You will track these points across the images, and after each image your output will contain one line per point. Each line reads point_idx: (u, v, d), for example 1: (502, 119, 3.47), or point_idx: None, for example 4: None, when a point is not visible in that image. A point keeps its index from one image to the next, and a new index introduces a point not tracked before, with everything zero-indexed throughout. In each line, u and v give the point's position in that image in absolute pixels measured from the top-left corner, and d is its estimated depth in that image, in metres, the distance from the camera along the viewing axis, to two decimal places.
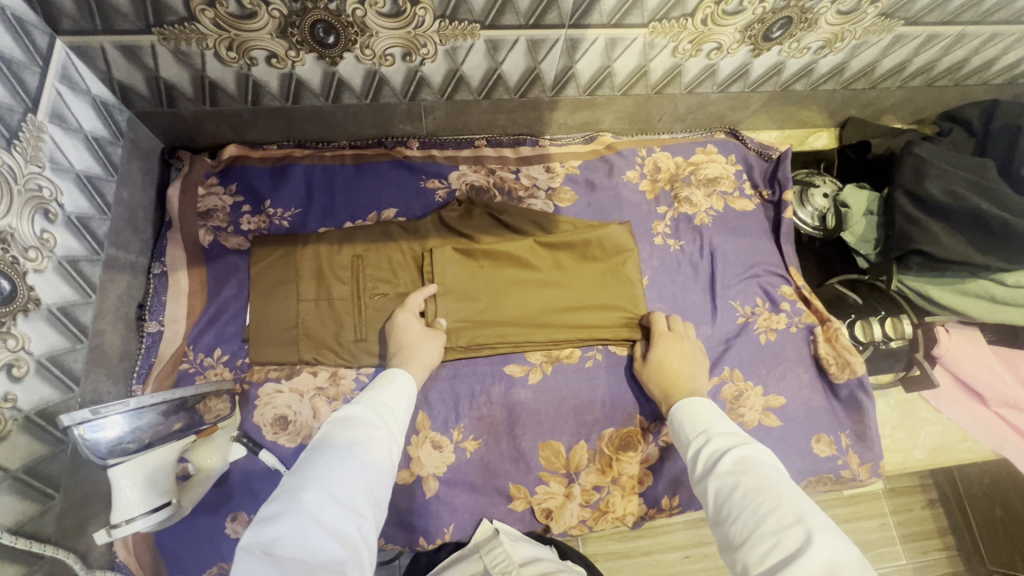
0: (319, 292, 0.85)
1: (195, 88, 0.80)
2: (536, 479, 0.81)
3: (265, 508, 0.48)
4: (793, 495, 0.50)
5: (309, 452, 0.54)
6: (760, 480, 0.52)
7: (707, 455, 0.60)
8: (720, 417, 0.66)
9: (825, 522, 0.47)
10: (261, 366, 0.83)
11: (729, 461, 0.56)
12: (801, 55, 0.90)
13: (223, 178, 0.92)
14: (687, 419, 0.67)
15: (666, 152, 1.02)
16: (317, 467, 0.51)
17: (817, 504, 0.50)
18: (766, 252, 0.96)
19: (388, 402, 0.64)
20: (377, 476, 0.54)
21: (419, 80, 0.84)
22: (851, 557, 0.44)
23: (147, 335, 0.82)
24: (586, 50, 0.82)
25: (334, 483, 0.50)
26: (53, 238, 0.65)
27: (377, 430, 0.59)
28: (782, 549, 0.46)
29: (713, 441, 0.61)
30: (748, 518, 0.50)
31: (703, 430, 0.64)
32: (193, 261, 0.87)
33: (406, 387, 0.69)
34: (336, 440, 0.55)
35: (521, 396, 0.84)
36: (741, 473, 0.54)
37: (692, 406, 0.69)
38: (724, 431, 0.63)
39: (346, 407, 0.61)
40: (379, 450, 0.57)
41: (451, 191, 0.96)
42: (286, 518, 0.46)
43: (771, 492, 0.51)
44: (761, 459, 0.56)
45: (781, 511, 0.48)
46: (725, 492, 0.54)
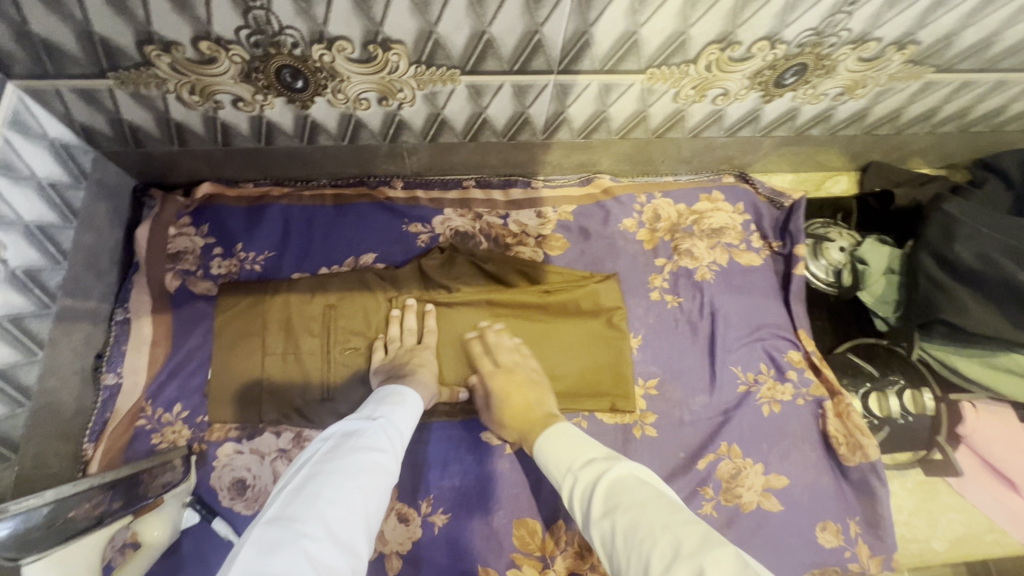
0: (286, 346, 0.80)
1: (161, 129, 0.76)
2: (507, 561, 0.74)
3: (261, 533, 0.46)
4: (668, 518, 0.49)
5: (311, 472, 0.53)
6: (632, 519, 0.50)
7: (582, 498, 0.57)
8: (585, 443, 0.63)
9: (698, 543, 0.46)
10: (222, 425, 0.78)
11: (613, 500, 0.53)
12: (817, 101, 0.82)
13: (196, 218, 0.88)
14: (552, 454, 0.64)
15: (667, 198, 0.94)
16: (319, 497, 0.50)
17: (686, 521, 0.48)
18: (773, 313, 0.88)
19: (392, 423, 0.64)
20: (372, 508, 0.54)
21: (399, 123, 0.79)
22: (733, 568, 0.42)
23: (105, 387, 0.78)
24: (579, 95, 0.76)
25: (335, 517, 0.49)
26: None
27: (379, 453, 0.58)
28: None
29: (580, 477, 0.58)
30: (635, 566, 0.47)
31: (568, 467, 0.61)
32: (159, 307, 0.83)
33: (413, 407, 0.68)
34: (340, 465, 0.54)
35: (497, 467, 0.79)
36: (615, 511, 0.52)
37: (555, 436, 0.66)
38: (586, 460, 0.60)
39: (348, 426, 0.60)
40: (379, 479, 0.56)
41: (434, 236, 0.91)
42: (283, 549, 0.44)
43: (646, 529, 0.49)
44: (626, 487, 0.54)
45: (660, 547, 0.46)
46: (610, 541, 0.51)
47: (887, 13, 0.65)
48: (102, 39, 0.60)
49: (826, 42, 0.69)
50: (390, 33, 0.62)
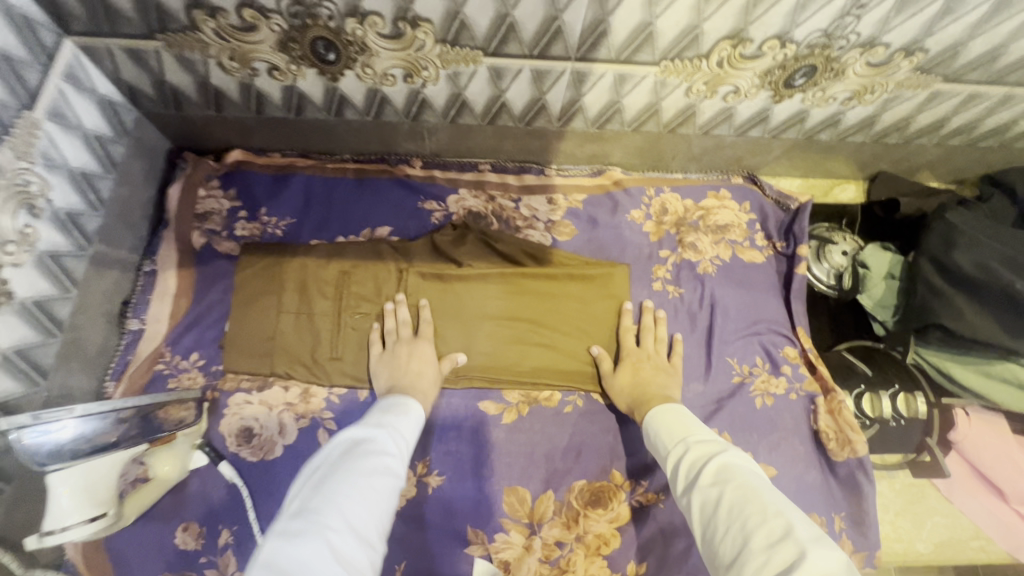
0: (300, 306, 0.84)
1: (199, 93, 0.81)
2: (496, 526, 0.76)
3: (284, 526, 0.49)
4: (776, 505, 0.52)
5: (326, 472, 0.56)
6: (748, 493, 0.53)
7: (691, 467, 0.62)
8: (697, 425, 0.68)
9: (812, 534, 0.48)
10: (234, 375, 0.82)
11: (721, 477, 0.57)
12: (826, 104, 0.84)
13: (224, 182, 0.93)
14: (666, 429, 0.69)
15: (675, 193, 0.97)
16: (338, 492, 0.53)
17: (802, 514, 0.50)
18: (772, 309, 0.90)
19: (400, 429, 0.67)
20: (388, 503, 0.57)
21: (421, 102, 0.83)
22: (840, 564, 0.44)
23: (128, 332, 0.83)
24: (595, 83, 0.79)
25: (353, 510, 0.52)
26: (35, 233, 0.66)
27: (389, 457, 0.61)
28: (773, 563, 0.46)
29: (693, 449, 0.64)
30: (736, 532, 0.51)
31: (684, 439, 0.66)
32: (183, 263, 0.88)
33: (417, 416, 0.72)
34: (354, 465, 0.57)
35: (492, 436, 0.81)
36: (725, 484, 0.56)
37: (667, 415, 0.71)
38: (702, 439, 0.65)
39: (358, 432, 0.64)
40: (391, 478, 0.59)
41: (448, 214, 0.95)
42: (306, 541, 0.47)
43: (759, 504, 0.52)
44: (743, 471, 0.57)
45: (769, 527, 0.49)
46: (709, 506, 0.56)
47: (895, 18, 0.68)
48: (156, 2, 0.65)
49: (835, 44, 0.72)
50: (420, 12, 0.66)
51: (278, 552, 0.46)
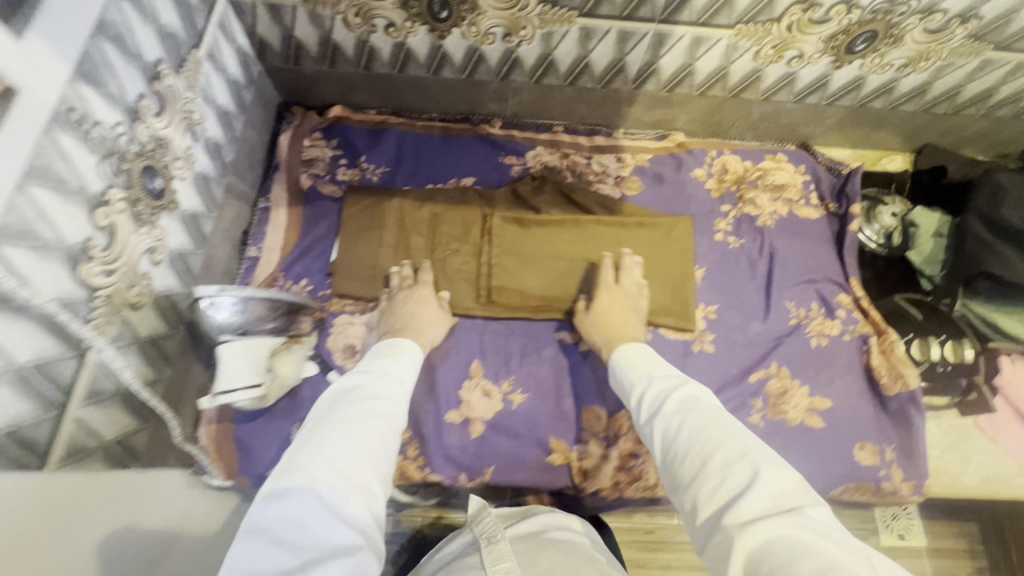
0: (398, 241, 0.93)
1: (320, 48, 0.92)
2: (575, 438, 0.84)
3: (272, 486, 0.48)
4: (739, 433, 0.53)
5: (312, 425, 0.55)
6: (718, 420, 0.55)
7: (657, 402, 0.63)
8: (656, 360, 0.71)
9: (768, 454, 0.51)
10: (340, 299, 0.92)
11: (695, 408, 0.58)
12: (882, 71, 0.92)
13: (326, 134, 1.03)
14: (631, 364, 0.71)
15: (735, 155, 1.05)
16: (327, 439, 0.52)
17: (758, 437, 0.53)
18: (826, 261, 0.97)
19: (390, 373, 0.66)
20: (384, 446, 0.55)
21: (513, 61, 0.93)
22: (793, 484, 0.47)
23: (247, 258, 0.93)
24: (672, 46, 0.88)
25: (344, 457, 0.51)
26: (194, 154, 0.77)
27: (380, 402, 0.60)
28: (728, 485, 0.49)
29: (653, 385, 0.66)
30: (694, 454, 0.53)
31: (650, 375, 0.68)
32: (293, 201, 0.98)
33: (410, 358, 0.72)
34: (341, 413, 0.56)
35: (569, 361, 0.90)
36: (686, 413, 0.58)
37: (631, 351, 0.75)
38: (666, 373, 0.67)
39: (348, 381, 0.63)
40: (384, 421, 0.58)
41: (526, 168, 1.04)
42: (295, 495, 0.47)
43: (722, 429, 0.54)
44: (706, 402, 0.59)
45: (728, 449, 0.51)
46: (672, 431, 0.57)
47: None
48: None
49: (896, 11, 0.80)
50: None
51: (264, 513, 0.45)
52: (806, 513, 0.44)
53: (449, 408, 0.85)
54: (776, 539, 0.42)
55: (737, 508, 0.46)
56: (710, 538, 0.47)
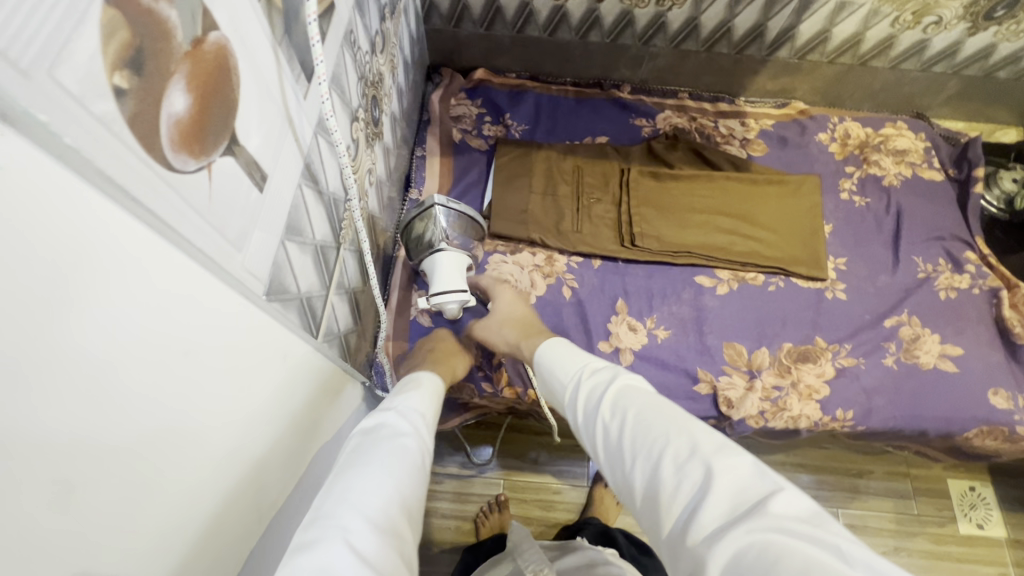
0: (546, 188, 1.01)
1: (484, 10, 1.01)
2: (719, 370, 0.90)
3: (299, 537, 0.43)
4: (679, 422, 0.51)
5: (334, 474, 0.51)
6: (651, 419, 0.52)
7: (592, 410, 0.59)
8: (584, 354, 0.68)
9: (717, 443, 0.47)
10: (492, 239, 0.99)
11: (626, 410, 0.54)
12: (1015, 38, 0.97)
13: (471, 94, 1.12)
14: (559, 362, 0.68)
15: (856, 122, 1.10)
16: (355, 484, 0.48)
17: (696, 420, 0.50)
18: (952, 220, 1.01)
19: (412, 407, 0.62)
20: (410, 493, 0.51)
21: (660, 25, 1.00)
22: (744, 471, 0.45)
23: (409, 200, 1.02)
24: (815, 11, 0.95)
25: (370, 504, 0.47)
26: (392, 95, 0.86)
27: (402, 438, 0.56)
28: (682, 488, 0.45)
29: (585, 386, 0.62)
30: (647, 460, 0.50)
31: (580, 377, 0.64)
32: (444, 152, 1.07)
33: (431, 389, 0.68)
34: (367, 454, 0.52)
35: (708, 302, 0.95)
36: (623, 412, 0.55)
37: (558, 347, 0.71)
38: (595, 369, 0.63)
39: (368, 422, 0.58)
40: (412, 466, 0.54)
41: (656, 129, 1.11)
42: (322, 548, 0.42)
43: (663, 424, 0.51)
44: (640, 398, 0.55)
45: (674, 445, 0.48)
46: (616, 440, 0.54)
47: None
48: None
49: None
50: None
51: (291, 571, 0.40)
52: (771, 510, 0.40)
53: (599, 339, 0.92)
54: (749, 551, 0.38)
55: (698, 523, 0.42)
56: (679, 556, 0.43)
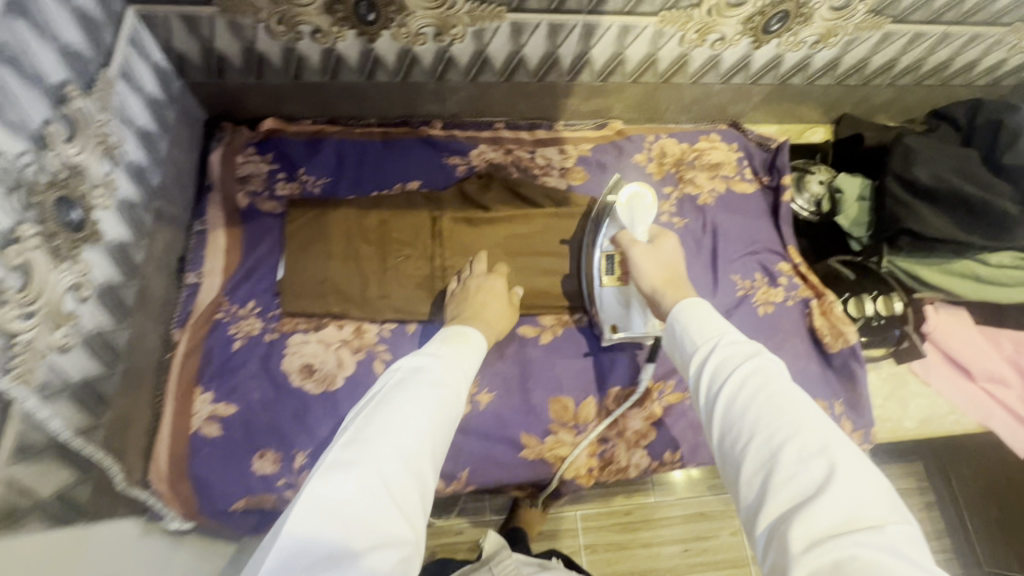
0: (346, 252, 0.91)
1: (243, 60, 0.88)
2: (545, 430, 0.86)
3: (337, 455, 0.50)
4: (818, 422, 0.51)
5: (378, 403, 0.57)
6: (785, 408, 0.52)
7: (730, 375, 0.57)
8: (722, 321, 0.64)
9: (848, 454, 0.49)
10: (291, 318, 0.88)
11: (755, 388, 0.55)
12: (798, 48, 0.97)
13: (260, 148, 0.99)
14: (695, 324, 0.64)
15: (672, 139, 1.08)
16: (390, 423, 0.54)
17: (835, 428, 0.51)
18: (765, 232, 1.02)
19: (455, 359, 0.67)
20: (439, 438, 0.57)
21: (447, 60, 0.92)
22: (871, 490, 0.46)
23: (186, 286, 0.88)
24: (601, 36, 0.90)
25: (405, 446, 0.53)
26: (115, 180, 0.71)
27: (441, 390, 0.61)
28: (804, 480, 0.47)
29: (720, 350, 0.59)
30: (766, 445, 0.51)
31: (715, 342, 0.61)
32: (231, 221, 0.94)
33: (473, 346, 0.72)
34: (406, 396, 0.58)
35: (532, 355, 0.90)
36: (755, 393, 0.54)
37: (694, 307, 0.67)
38: (736, 339, 0.60)
39: (414, 361, 0.64)
40: (443, 414, 0.59)
41: (471, 167, 1.03)
42: (354, 475, 0.48)
43: (804, 418, 0.51)
44: (778, 384, 0.55)
45: (804, 442, 0.49)
46: (738, 411, 0.54)
47: None
48: None
49: None
50: None
51: (323, 490, 0.47)
52: (885, 530, 0.43)
53: None
54: (851, 559, 0.41)
55: (807, 513, 0.45)
56: (771, 532, 0.46)
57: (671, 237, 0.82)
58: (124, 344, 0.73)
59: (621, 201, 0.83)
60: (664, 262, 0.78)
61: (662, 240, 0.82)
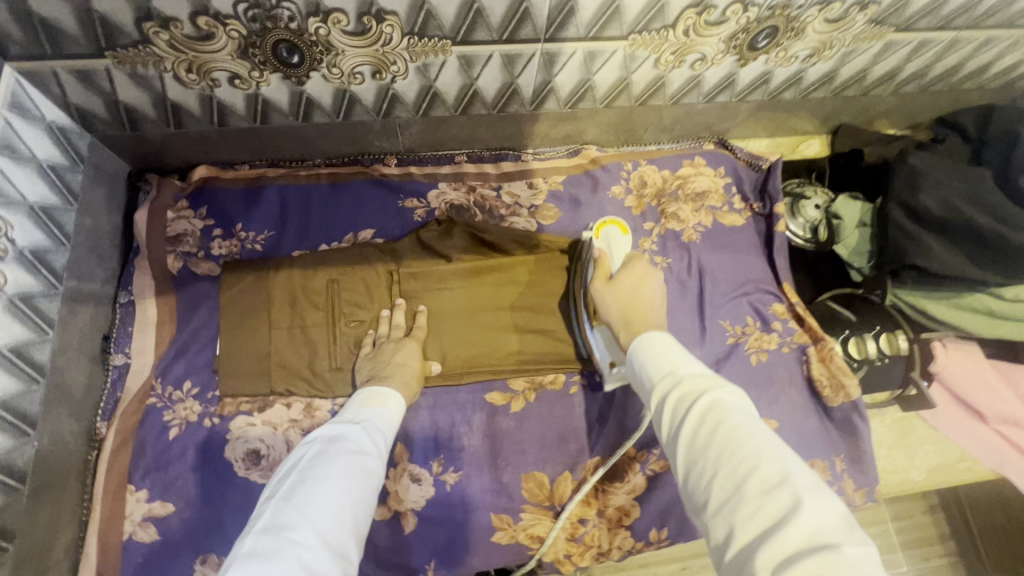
0: (292, 321, 0.82)
1: (157, 110, 0.77)
2: (518, 511, 0.79)
3: (254, 544, 0.46)
4: (772, 445, 0.45)
5: (297, 481, 0.53)
6: (740, 434, 0.45)
7: (685, 409, 0.50)
8: (683, 353, 0.57)
9: (810, 482, 0.42)
10: (233, 399, 0.80)
11: (707, 415, 0.48)
12: (789, 63, 0.86)
13: (193, 201, 0.88)
14: (653, 359, 0.57)
15: (652, 166, 0.98)
16: (308, 497, 0.51)
17: (794, 453, 0.44)
18: (757, 269, 0.93)
19: (375, 423, 0.64)
20: (361, 511, 0.54)
21: (391, 97, 0.81)
22: (839, 519, 0.40)
23: (113, 368, 0.79)
24: (564, 64, 0.79)
25: (324, 523, 0.49)
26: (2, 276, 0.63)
27: (361, 456, 0.58)
28: (765, 518, 0.40)
29: (680, 381, 0.52)
30: (726, 480, 0.44)
31: (674, 374, 0.54)
32: (162, 289, 0.84)
33: (395, 408, 0.69)
34: (326, 468, 0.54)
35: (503, 425, 0.82)
36: (716, 425, 0.47)
37: (652, 342, 0.59)
38: (695, 372, 0.53)
39: (331, 429, 0.61)
40: (366, 484, 0.56)
41: (430, 210, 0.93)
42: (271, 558, 0.44)
43: (760, 443, 0.44)
44: (734, 411, 0.48)
45: (763, 473, 0.42)
46: (697, 449, 0.47)
47: None
48: (101, 16, 0.61)
49: (794, 3, 0.74)
50: (384, 5, 0.64)
51: None
52: (845, 550, 0.36)
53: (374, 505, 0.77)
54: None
55: (772, 547, 0.38)
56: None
57: (639, 261, 0.75)
58: (30, 461, 0.66)
59: (597, 235, 0.85)
60: (627, 291, 0.71)
61: (633, 265, 0.75)
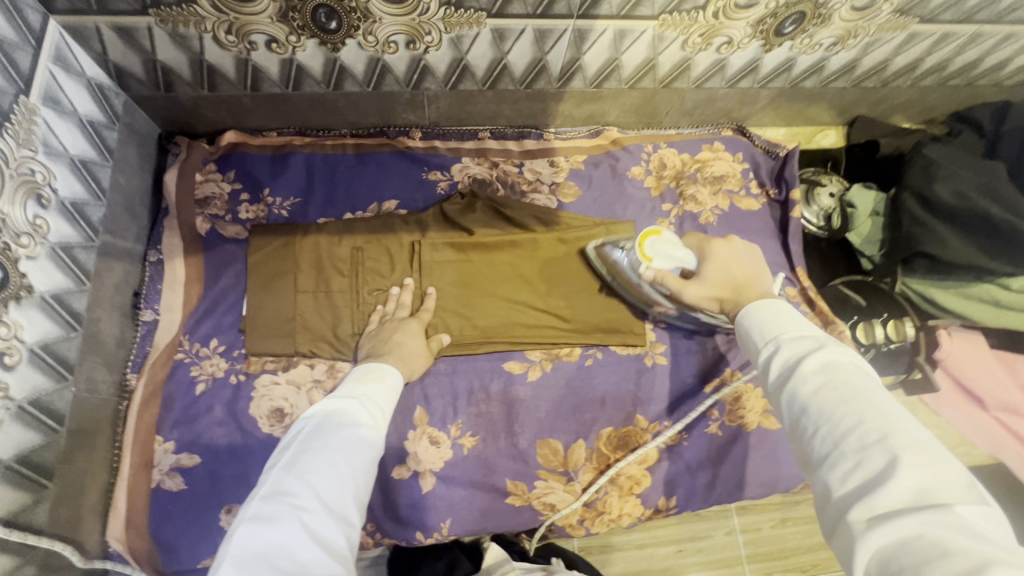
0: (317, 285, 0.83)
1: (193, 71, 0.79)
2: (533, 476, 0.82)
3: (256, 508, 0.44)
4: (882, 407, 0.43)
5: (298, 451, 0.49)
6: (843, 396, 0.45)
7: (785, 370, 0.50)
8: (797, 320, 0.55)
9: (916, 440, 0.41)
10: (258, 358, 0.81)
11: (804, 379, 0.47)
12: (812, 51, 0.88)
13: (221, 165, 0.89)
14: (765, 319, 0.56)
15: (672, 148, 1.00)
16: (309, 465, 0.47)
17: (905, 416, 0.43)
18: (771, 253, 0.96)
19: (372, 399, 0.60)
20: (364, 478, 0.51)
21: (422, 68, 0.83)
22: (948, 478, 0.38)
23: (143, 323, 0.82)
24: (594, 41, 0.80)
25: (328, 489, 0.46)
26: (46, 224, 0.65)
27: (363, 430, 0.54)
28: (864, 471, 0.40)
29: (784, 350, 0.51)
30: (828, 436, 0.44)
31: (774, 337, 0.54)
32: (190, 249, 0.86)
33: (391, 384, 0.64)
34: (327, 438, 0.51)
35: (519, 394, 0.84)
36: (822, 388, 0.46)
37: (764, 309, 0.58)
38: (799, 336, 0.52)
39: (331, 404, 0.56)
40: (368, 454, 0.52)
41: (453, 183, 0.94)
42: (276, 523, 0.42)
43: (867, 404, 0.43)
44: (845, 374, 0.46)
45: (864, 431, 0.42)
46: (800, 405, 0.47)
47: None
48: None
49: None
50: None
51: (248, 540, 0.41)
52: (956, 509, 0.36)
53: (394, 464, 0.79)
54: (916, 536, 0.35)
55: (871, 500, 0.38)
56: (833, 520, 0.41)
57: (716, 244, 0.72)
58: (68, 405, 0.69)
59: (649, 259, 0.73)
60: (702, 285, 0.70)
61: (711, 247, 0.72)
